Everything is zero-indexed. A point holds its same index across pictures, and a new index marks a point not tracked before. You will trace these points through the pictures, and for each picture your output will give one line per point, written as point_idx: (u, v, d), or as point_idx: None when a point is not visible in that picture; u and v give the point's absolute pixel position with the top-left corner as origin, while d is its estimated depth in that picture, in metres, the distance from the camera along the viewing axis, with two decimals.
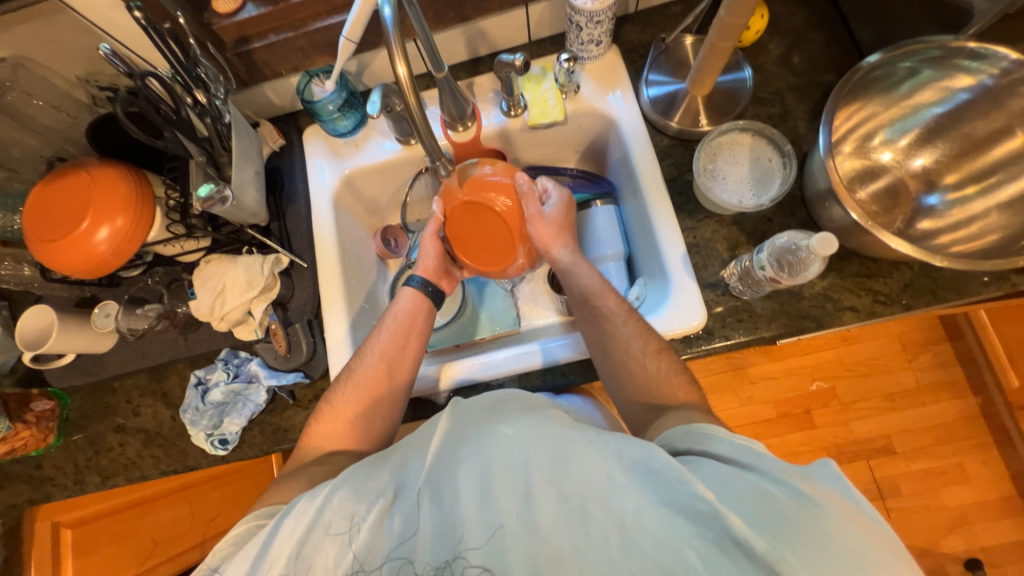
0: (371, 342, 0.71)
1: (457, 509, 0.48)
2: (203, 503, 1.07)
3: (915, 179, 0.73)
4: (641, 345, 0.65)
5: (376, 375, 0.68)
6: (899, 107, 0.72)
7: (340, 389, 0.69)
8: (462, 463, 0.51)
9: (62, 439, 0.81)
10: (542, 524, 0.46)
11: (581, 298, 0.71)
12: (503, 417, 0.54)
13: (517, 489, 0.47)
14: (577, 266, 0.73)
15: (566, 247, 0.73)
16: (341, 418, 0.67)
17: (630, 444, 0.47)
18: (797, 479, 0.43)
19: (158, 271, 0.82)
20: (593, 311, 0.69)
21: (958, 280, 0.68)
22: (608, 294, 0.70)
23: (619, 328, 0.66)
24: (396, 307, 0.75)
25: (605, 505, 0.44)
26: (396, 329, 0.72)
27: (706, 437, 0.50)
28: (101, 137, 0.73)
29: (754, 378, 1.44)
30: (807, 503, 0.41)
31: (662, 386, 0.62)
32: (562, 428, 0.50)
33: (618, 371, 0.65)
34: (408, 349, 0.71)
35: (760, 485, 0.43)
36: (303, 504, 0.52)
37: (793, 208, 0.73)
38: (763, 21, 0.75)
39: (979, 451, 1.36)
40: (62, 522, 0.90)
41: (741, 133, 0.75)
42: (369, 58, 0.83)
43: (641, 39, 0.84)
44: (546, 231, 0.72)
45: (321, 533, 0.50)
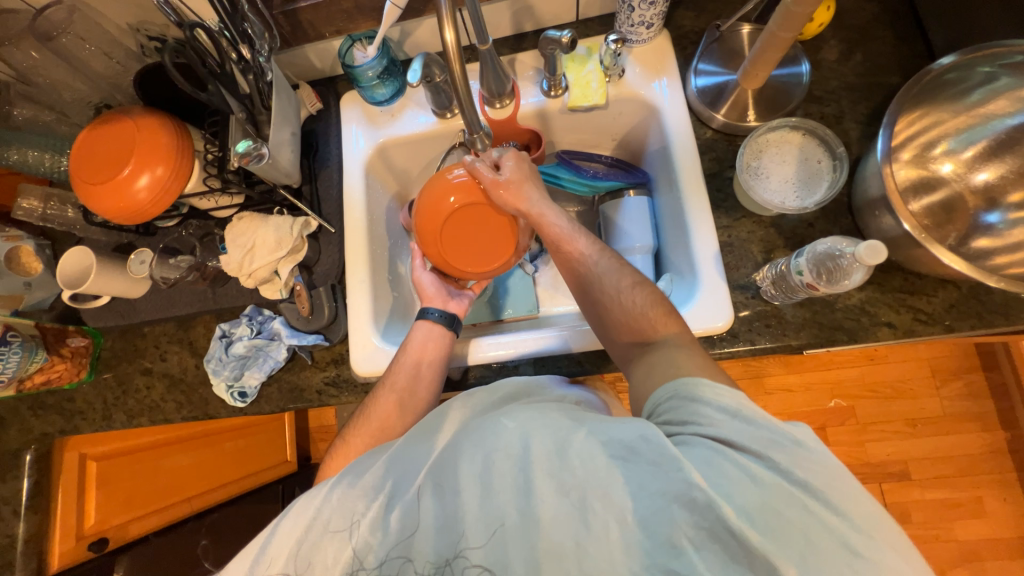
0: (384, 378, 0.72)
1: (458, 500, 0.48)
2: (217, 453, 1.14)
3: (975, 195, 0.69)
4: (616, 280, 0.64)
5: (387, 412, 0.69)
6: (968, 116, 0.67)
7: (354, 425, 0.70)
8: (463, 454, 0.50)
9: (93, 375, 0.85)
10: (542, 514, 0.45)
11: (554, 245, 0.69)
12: (505, 410, 0.54)
13: (517, 480, 0.47)
14: (550, 212, 0.69)
15: (536, 193, 0.70)
16: (353, 453, 0.68)
17: (621, 427, 0.47)
18: (788, 462, 0.42)
19: (192, 223, 0.83)
20: (570, 259, 0.68)
21: (1010, 305, 0.64)
22: (579, 236, 0.68)
23: (596, 272, 0.66)
24: (410, 342, 0.73)
25: (605, 498, 0.44)
26: (406, 362, 0.71)
27: (693, 402, 0.48)
28: (148, 89, 0.74)
29: (770, 389, 1.40)
30: (794, 487, 0.41)
31: (640, 320, 0.61)
32: (560, 418, 0.50)
33: (601, 315, 0.64)
34: (421, 379, 0.70)
35: (751, 473, 0.42)
36: (303, 503, 0.53)
37: (838, 215, 0.69)
38: (829, 13, 0.70)
39: (1001, 487, 1.30)
40: (88, 454, 0.93)
41: (791, 131, 0.71)
42: (413, 26, 0.82)
43: (695, 25, 0.80)
44: (510, 192, 0.69)
45: (319, 532, 0.51)
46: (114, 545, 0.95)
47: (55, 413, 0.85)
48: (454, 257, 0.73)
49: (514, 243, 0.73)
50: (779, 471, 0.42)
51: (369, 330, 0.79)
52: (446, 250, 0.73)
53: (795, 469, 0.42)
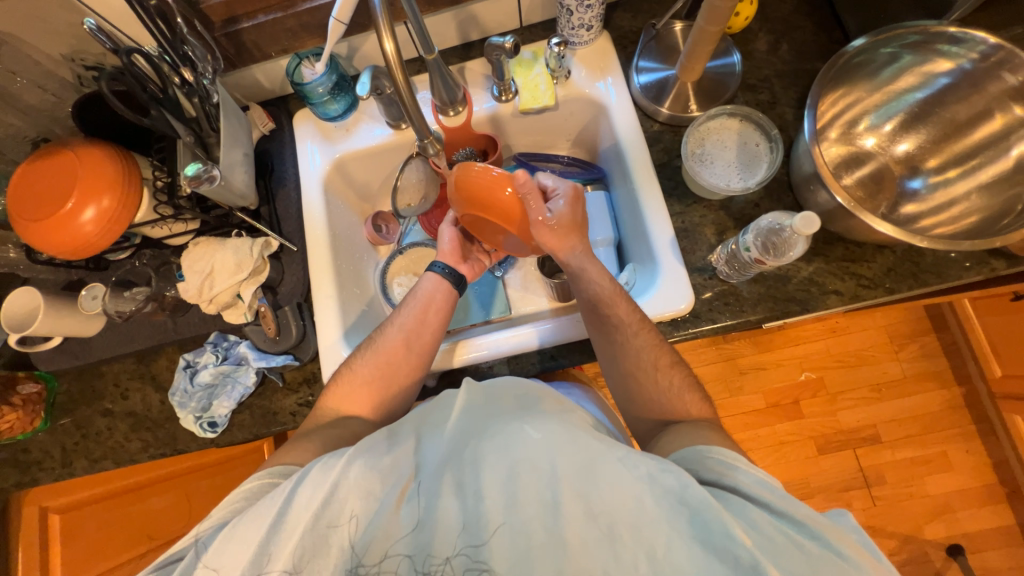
0: (394, 317, 0.73)
1: (481, 506, 0.49)
2: (192, 493, 1.06)
3: (900, 164, 0.74)
4: (652, 358, 0.65)
5: (395, 347, 0.70)
6: (883, 93, 0.73)
7: (360, 354, 0.71)
8: (486, 460, 0.51)
9: (49, 423, 0.81)
10: (570, 538, 0.47)
11: (592, 305, 0.68)
12: (529, 416, 0.55)
13: (543, 495, 0.48)
14: (588, 272, 0.68)
15: (577, 249, 0.69)
16: (357, 385, 0.68)
17: (660, 466, 0.47)
18: (833, 536, 0.43)
19: (146, 253, 0.80)
20: (602, 320, 0.67)
21: (941, 264, 0.69)
22: (619, 301, 0.67)
23: (630, 340, 0.65)
24: (417, 288, 0.76)
25: (634, 531, 0.46)
26: (416, 306, 0.73)
27: (731, 468, 0.50)
28: (87, 116, 0.72)
29: (743, 368, 1.45)
30: (841, 560, 0.42)
31: (672, 402, 0.63)
32: (588, 437, 0.51)
33: (626, 385, 0.66)
34: (428, 323, 0.72)
35: (795, 538, 0.43)
36: (319, 474, 0.51)
37: (780, 193, 0.73)
38: (752, 7, 0.75)
39: (963, 440, 1.38)
40: (51, 506, 0.90)
41: (729, 117, 0.76)
42: (360, 41, 0.83)
43: (632, 25, 0.84)
44: (554, 236, 0.68)
45: (335, 513, 0.49)
46: None
47: (7, 467, 0.81)
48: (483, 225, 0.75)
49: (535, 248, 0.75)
50: (824, 544, 0.43)
51: (338, 343, 0.78)
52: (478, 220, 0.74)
53: (840, 544, 0.43)
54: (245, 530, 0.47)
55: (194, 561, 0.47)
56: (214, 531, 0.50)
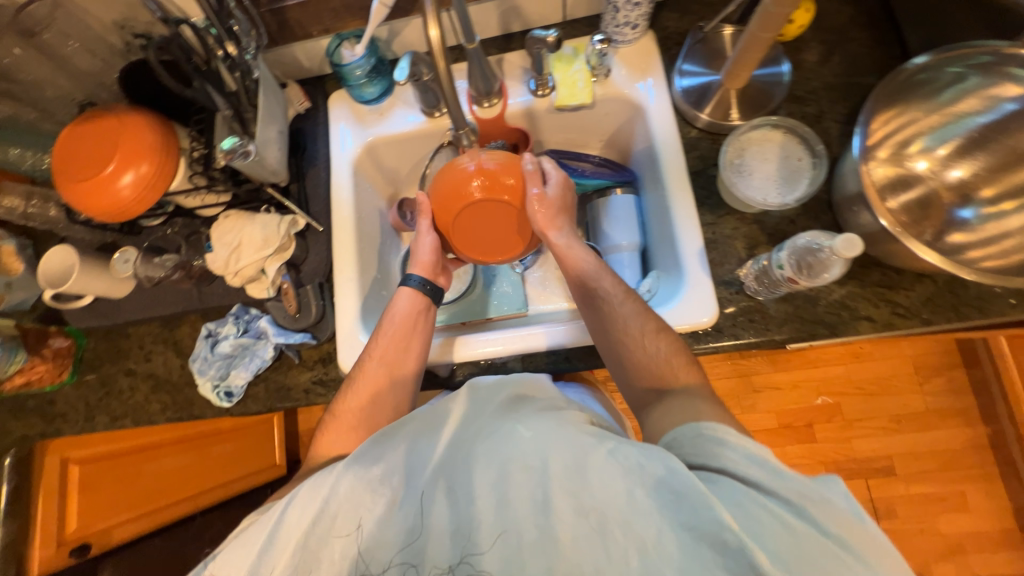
0: (370, 347, 0.71)
1: (472, 508, 0.50)
2: (203, 456, 1.14)
3: (950, 192, 0.71)
4: (639, 324, 0.64)
5: (377, 382, 0.69)
6: (940, 115, 0.69)
7: (342, 396, 0.70)
8: (478, 460, 0.52)
9: (75, 377, 0.84)
10: (561, 535, 0.46)
11: (578, 281, 0.71)
12: (521, 415, 0.55)
13: (535, 494, 0.48)
14: (575, 249, 0.71)
15: (564, 230, 0.70)
16: (344, 425, 0.67)
17: (647, 453, 0.46)
18: (821, 512, 0.41)
19: (178, 221, 0.83)
20: (590, 294, 0.69)
21: (985, 299, 0.66)
22: (604, 275, 0.70)
23: (617, 309, 0.66)
24: (394, 309, 0.74)
25: (626, 527, 0.44)
26: (395, 334, 0.71)
27: (717, 444, 0.47)
28: (134, 83, 0.74)
29: (757, 386, 1.42)
30: (831, 541, 0.40)
31: (662, 367, 0.62)
32: (577, 432, 0.51)
33: (617, 351, 0.65)
34: (410, 350, 0.71)
35: (783, 518, 0.41)
36: (309, 492, 0.52)
37: (818, 212, 0.71)
38: (808, 15, 0.73)
39: (983, 482, 1.33)
40: (70, 458, 0.91)
41: (773, 129, 0.73)
42: (401, 25, 0.82)
43: (678, 27, 0.82)
44: (546, 215, 0.69)
45: (326, 526, 0.51)
46: (98, 550, 0.92)
47: (35, 416, 0.84)
48: (472, 239, 0.70)
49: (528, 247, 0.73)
50: (814, 523, 0.41)
51: (356, 326, 0.79)
52: (466, 230, 0.69)
53: (829, 522, 0.41)
54: (242, 546, 0.51)
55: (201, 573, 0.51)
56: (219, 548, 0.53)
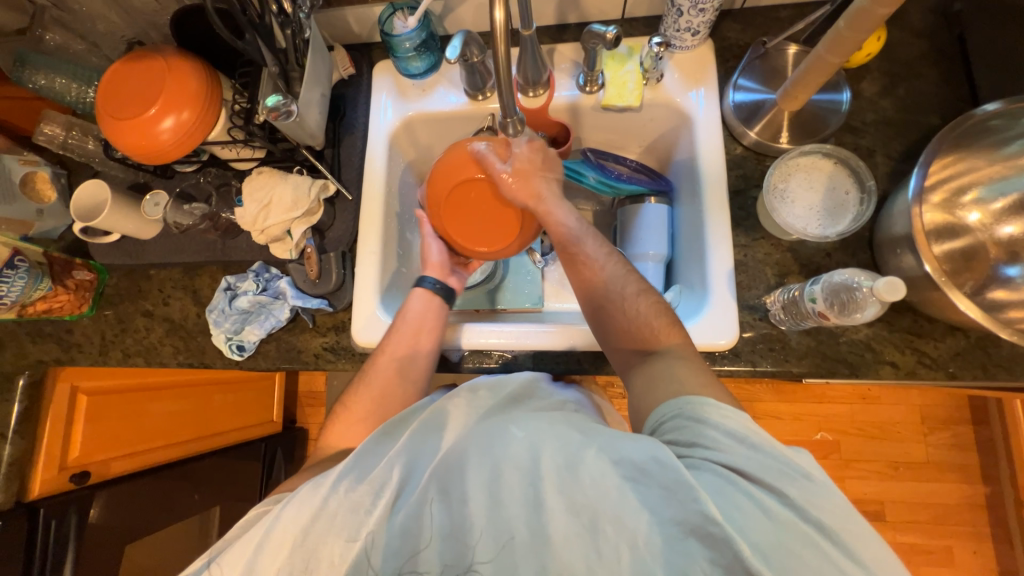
0: (382, 343, 0.73)
1: (466, 511, 0.49)
2: (204, 401, 1.18)
3: (998, 247, 0.69)
4: (620, 286, 0.67)
5: (388, 376, 0.70)
6: (1002, 166, 0.66)
7: (352, 388, 0.71)
8: (471, 463, 0.51)
9: (94, 310, 0.85)
10: (553, 534, 0.46)
11: (562, 245, 0.71)
12: (513, 417, 0.55)
13: (526, 493, 0.48)
14: (555, 209, 0.70)
15: (544, 183, 0.71)
16: (356, 417, 0.70)
17: (632, 445, 0.47)
18: (803, 499, 0.43)
19: (211, 171, 0.84)
20: (571, 257, 0.70)
21: (1017, 361, 0.64)
22: (587, 237, 0.70)
23: (597, 271, 0.69)
24: (408, 309, 0.74)
25: (616, 522, 0.45)
26: (405, 329, 0.72)
27: (699, 423, 0.49)
28: (183, 26, 0.73)
29: (759, 414, 1.40)
30: (808, 525, 0.42)
31: (642, 328, 0.63)
32: (566, 430, 0.52)
33: (600, 316, 0.67)
34: (421, 345, 0.72)
35: (762, 504, 0.43)
36: (309, 491, 0.51)
37: (857, 248, 0.69)
38: (879, 44, 0.70)
39: (973, 540, 1.31)
40: (80, 387, 0.92)
41: (823, 157, 0.71)
42: (456, 2, 0.81)
43: (740, 39, 0.79)
44: (520, 185, 0.69)
45: (324, 526, 0.49)
46: (95, 480, 0.94)
47: (50, 342, 0.86)
48: (460, 235, 0.72)
49: (519, 235, 0.72)
50: (793, 506, 0.43)
51: (374, 301, 0.79)
52: (450, 223, 0.72)
53: (808, 506, 0.42)
54: (237, 550, 0.49)
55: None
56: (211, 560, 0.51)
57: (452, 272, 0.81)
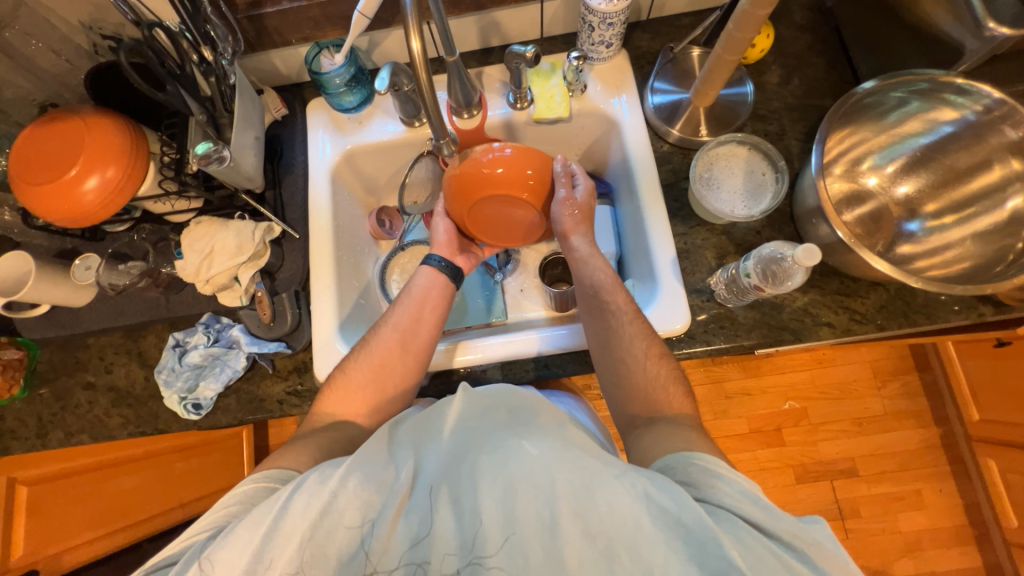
0: (387, 316, 0.72)
1: (478, 522, 0.48)
2: (168, 472, 1.08)
3: (898, 207, 0.76)
4: (643, 347, 0.66)
5: (390, 348, 0.69)
6: (887, 135, 0.75)
7: (352, 357, 0.70)
8: (483, 478, 0.50)
9: (27, 392, 0.79)
10: (568, 559, 0.46)
11: (592, 292, 0.71)
12: (526, 431, 0.54)
13: (542, 516, 0.47)
14: (592, 260, 0.74)
15: (587, 235, 0.76)
16: (353, 391, 0.67)
17: (656, 483, 0.47)
18: (813, 553, 0.44)
19: (145, 228, 0.81)
20: (600, 306, 0.70)
21: (932, 306, 0.71)
22: (618, 291, 0.70)
23: (624, 326, 0.67)
24: (413, 284, 0.76)
25: (633, 553, 0.44)
26: (411, 304, 0.73)
27: (712, 476, 0.49)
28: (99, 85, 0.72)
29: (729, 392, 1.46)
30: None
31: (658, 393, 0.63)
32: (586, 456, 0.50)
33: (617, 370, 0.66)
34: (423, 319, 0.72)
35: (782, 556, 0.43)
36: (315, 485, 0.49)
37: (782, 223, 0.75)
38: (768, 41, 0.78)
39: (936, 480, 1.41)
40: (18, 477, 0.85)
41: (739, 145, 0.77)
42: (381, 37, 0.83)
43: (650, 47, 0.86)
44: (574, 212, 0.75)
45: (334, 521, 0.48)
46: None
47: None
48: (473, 222, 0.80)
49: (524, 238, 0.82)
50: (811, 565, 0.43)
51: (332, 335, 0.77)
52: (472, 215, 0.78)
53: (824, 564, 0.43)
54: (240, 537, 0.46)
55: (190, 562, 0.46)
56: (206, 539, 0.49)
57: (459, 252, 0.82)
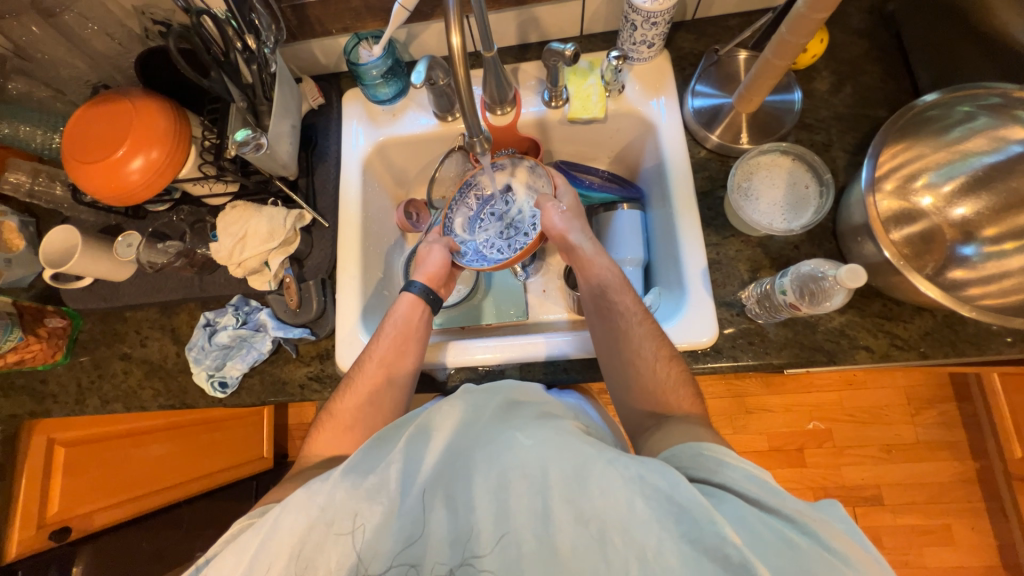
0: (370, 348, 0.71)
1: (472, 516, 0.48)
2: (191, 442, 1.13)
3: (953, 228, 0.72)
4: (653, 348, 0.64)
5: (373, 384, 0.68)
6: (947, 152, 0.70)
7: (341, 394, 0.69)
8: (477, 467, 0.51)
9: (69, 358, 0.83)
10: (560, 545, 0.45)
11: (597, 291, 0.71)
12: (519, 423, 0.54)
13: (533, 502, 0.47)
14: (597, 258, 0.73)
15: (585, 232, 0.75)
16: (343, 425, 0.67)
17: (646, 466, 0.46)
18: (818, 527, 0.42)
19: (184, 209, 0.84)
20: (608, 306, 0.69)
21: (982, 336, 0.66)
22: (625, 291, 0.70)
23: (632, 327, 0.66)
24: (394, 313, 0.74)
25: (626, 535, 0.43)
26: (395, 335, 0.72)
27: (718, 464, 0.48)
28: (146, 69, 0.75)
29: (751, 408, 1.42)
30: (832, 556, 0.41)
31: (668, 397, 0.62)
32: (577, 442, 0.50)
33: (628, 375, 0.65)
34: (407, 352, 0.71)
35: (785, 534, 0.42)
36: (303, 499, 0.49)
37: (822, 239, 0.71)
38: (821, 46, 0.74)
39: (969, 516, 1.33)
40: (57, 439, 0.90)
41: (782, 155, 0.74)
42: (419, 29, 0.83)
43: (694, 48, 0.83)
44: (566, 217, 0.75)
45: (323, 531, 0.48)
46: (78, 535, 0.91)
47: (24, 395, 0.83)
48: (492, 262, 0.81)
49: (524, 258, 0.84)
50: (815, 537, 0.42)
51: (355, 324, 0.78)
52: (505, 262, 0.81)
53: (831, 539, 0.42)
54: (225, 562, 0.48)
55: None
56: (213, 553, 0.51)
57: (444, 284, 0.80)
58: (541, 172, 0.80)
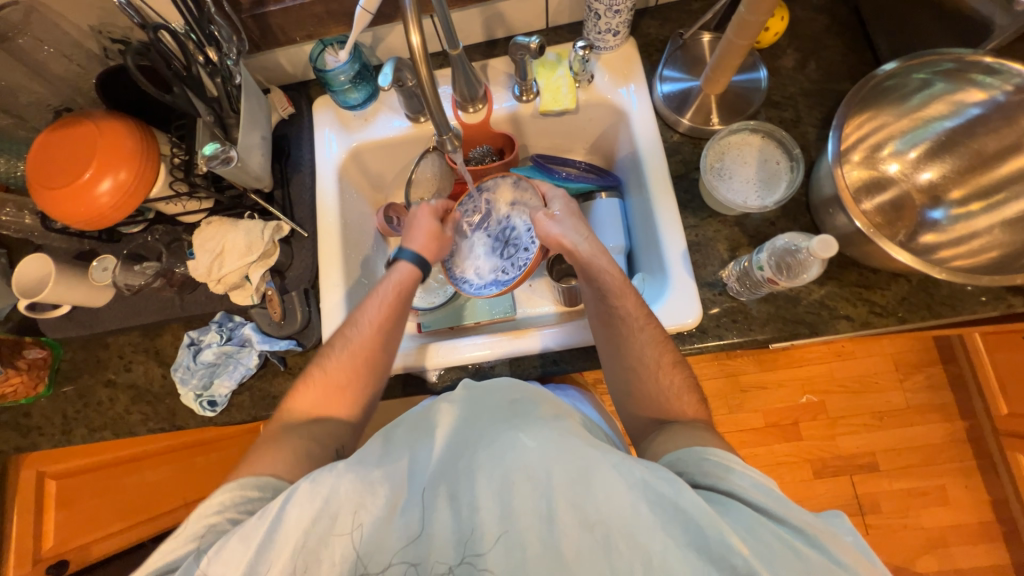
0: (362, 311, 0.70)
1: (475, 516, 0.48)
2: (188, 467, 1.06)
3: (921, 194, 0.74)
4: (655, 355, 0.64)
5: (365, 341, 0.68)
6: (910, 119, 0.72)
7: (330, 352, 0.69)
8: (481, 469, 0.50)
9: (52, 389, 0.81)
10: (566, 550, 0.45)
11: (598, 295, 0.68)
12: (523, 424, 0.53)
13: (539, 505, 0.47)
14: (597, 260, 0.70)
15: (582, 235, 0.72)
16: (333, 384, 0.67)
17: (654, 474, 0.46)
18: (825, 538, 0.43)
19: (158, 228, 0.82)
20: (609, 311, 0.67)
21: (956, 297, 0.68)
22: (626, 295, 0.67)
23: (636, 333, 0.65)
24: (388, 278, 0.74)
25: (631, 540, 0.44)
26: (385, 302, 0.71)
27: (725, 471, 0.49)
28: (109, 92, 0.73)
29: (745, 387, 1.44)
30: (839, 568, 0.42)
31: (670, 401, 0.62)
32: (583, 446, 0.49)
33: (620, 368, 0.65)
34: (399, 314, 0.71)
35: (793, 545, 0.43)
36: (308, 491, 0.49)
37: (797, 213, 0.73)
38: (783, 22, 0.76)
39: (962, 475, 1.36)
40: (46, 471, 0.90)
41: (751, 133, 0.75)
42: (384, 31, 0.83)
43: (660, 33, 0.84)
44: (561, 225, 0.73)
45: (326, 527, 0.48)
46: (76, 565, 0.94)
47: (8, 429, 0.81)
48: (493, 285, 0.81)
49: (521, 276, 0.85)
50: (823, 550, 0.42)
51: None
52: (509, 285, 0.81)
53: (839, 552, 0.42)
54: (232, 550, 0.47)
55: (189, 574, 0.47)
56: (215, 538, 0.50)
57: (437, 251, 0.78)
58: (525, 187, 0.81)
